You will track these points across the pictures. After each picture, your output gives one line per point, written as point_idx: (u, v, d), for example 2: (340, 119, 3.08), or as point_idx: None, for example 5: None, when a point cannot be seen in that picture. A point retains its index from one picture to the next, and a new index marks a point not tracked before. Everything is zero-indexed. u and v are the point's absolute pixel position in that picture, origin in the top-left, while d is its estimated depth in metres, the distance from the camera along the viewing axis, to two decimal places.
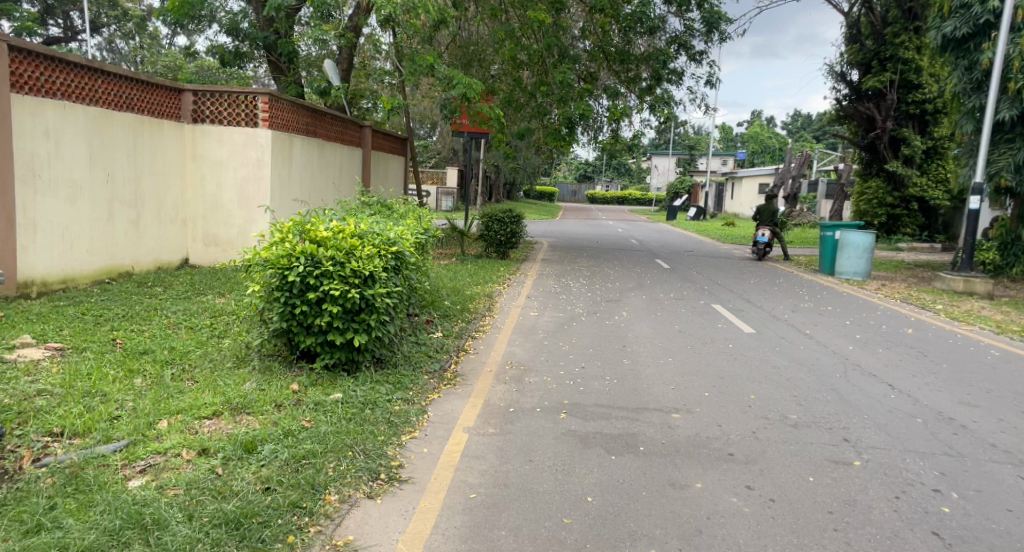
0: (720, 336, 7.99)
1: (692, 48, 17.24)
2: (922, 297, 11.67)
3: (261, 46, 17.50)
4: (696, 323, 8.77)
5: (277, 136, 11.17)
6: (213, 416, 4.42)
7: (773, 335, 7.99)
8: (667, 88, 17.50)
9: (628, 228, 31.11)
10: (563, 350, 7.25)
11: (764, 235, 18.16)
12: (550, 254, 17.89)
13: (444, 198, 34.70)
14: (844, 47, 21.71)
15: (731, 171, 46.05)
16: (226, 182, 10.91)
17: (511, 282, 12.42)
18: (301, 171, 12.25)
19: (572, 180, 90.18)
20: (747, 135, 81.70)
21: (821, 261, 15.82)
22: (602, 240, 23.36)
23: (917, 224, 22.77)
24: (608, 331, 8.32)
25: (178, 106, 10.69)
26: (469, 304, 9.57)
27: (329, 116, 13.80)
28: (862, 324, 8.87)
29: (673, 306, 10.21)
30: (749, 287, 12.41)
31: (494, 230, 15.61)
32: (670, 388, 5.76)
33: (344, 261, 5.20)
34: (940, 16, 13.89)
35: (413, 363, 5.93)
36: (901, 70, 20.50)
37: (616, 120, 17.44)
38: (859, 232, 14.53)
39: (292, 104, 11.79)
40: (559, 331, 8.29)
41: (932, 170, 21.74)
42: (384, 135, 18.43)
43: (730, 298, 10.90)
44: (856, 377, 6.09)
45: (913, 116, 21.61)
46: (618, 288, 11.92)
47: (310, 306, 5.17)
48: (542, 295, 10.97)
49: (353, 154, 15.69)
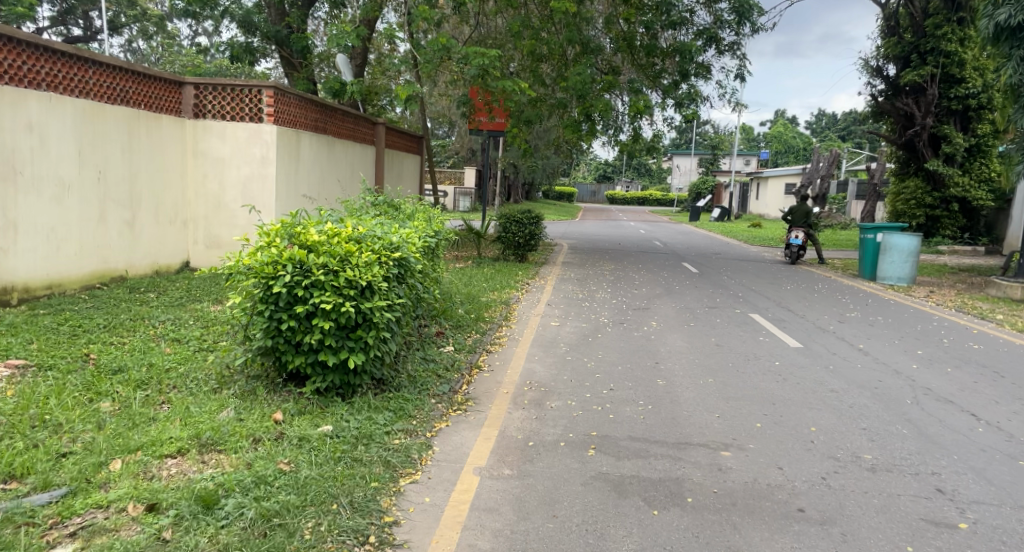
0: (764, 352, 7.20)
1: (722, 41, 16.37)
2: (978, 307, 10.86)
3: (273, 41, 16.90)
4: (734, 336, 7.98)
5: (283, 132, 10.52)
6: (177, 454, 3.67)
7: (824, 352, 7.19)
8: (695, 83, 16.60)
9: (651, 229, 30.34)
10: (589, 368, 6.50)
11: (797, 237, 17.25)
12: (571, 257, 17.18)
13: (462, 198, 34.21)
14: (881, 41, 20.78)
15: (755, 171, 44.92)
16: (230, 182, 10.29)
17: (530, 288, 11.70)
18: (309, 170, 11.60)
19: (592, 180, 89.40)
20: (770, 135, 80.46)
21: (860, 265, 14.93)
22: (625, 242, 22.62)
23: (957, 226, 21.64)
24: (639, 344, 7.57)
25: (179, 100, 10.08)
26: (483, 313, 8.81)
27: (339, 111, 13.13)
28: (918, 339, 8.05)
29: (707, 315, 9.41)
30: (787, 294, 11.57)
31: (512, 231, 14.89)
32: (715, 417, 4.99)
33: (337, 270, 4.45)
34: (992, 4, 12.99)
35: (419, 385, 5.20)
36: (943, 64, 19.55)
37: (639, 117, 16.61)
38: (903, 235, 13.68)
39: (300, 99, 11.17)
40: (584, 345, 7.54)
41: (974, 169, 20.79)
42: (399, 133, 17.81)
43: (767, 307, 10.09)
44: (931, 405, 5.31)
45: (955, 112, 20.59)
46: (645, 295, 11.15)
47: (299, 321, 4.41)
48: (563, 303, 10.23)
49: (366, 152, 15.05)
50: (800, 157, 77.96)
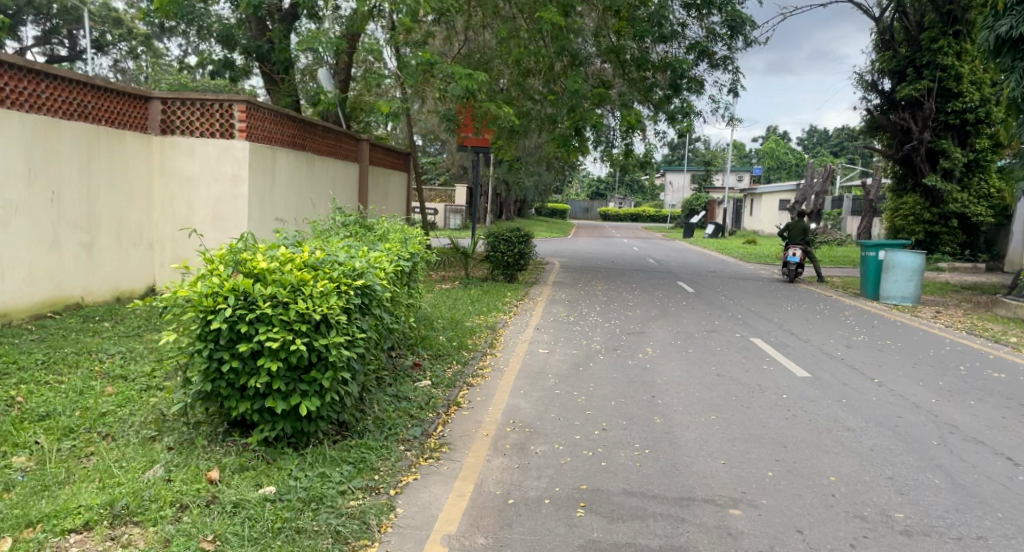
0: (770, 382, 6.64)
1: (714, 55, 15.96)
2: (989, 329, 10.38)
3: (255, 57, 16.41)
4: (736, 364, 7.43)
5: (257, 149, 9.97)
6: (82, 529, 3.09)
7: (834, 382, 6.63)
8: (687, 98, 16.19)
9: (644, 246, 29.87)
10: (578, 404, 5.92)
11: (795, 255, 16.78)
12: (563, 276, 16.65)
13: (453, 216, 33.76)
14: (875, 55, 20.43)
15: (749, 186, 44.59)
16: (199, 201, 9.71)
17: (519, 310, 11.12)
18: (285, 188, 11.05)
19: (585, 197, 89.28)
20: (763, 152, 80.50)
21: (862, 284, 14.44)
22: (618, 260, 22.11)
23: (957, 242, 21.23)
24: (634, 374, 7.01)
25: (144, 115, 9.52)
26: (466, 340, 8.19)
27: (318, 127, 12.61)
28: (933, 366, 7.53)
29: (705, 339, 8.86)
30: (788, 315, 11.03)
31: (501, 250, 14.32)
32: (720, 464, 4.41)
33: (287, 302, 3.84)
34: (993, 14, 12.62)
35: (386, 429, 4.59)
36: (939, 77, 19.19)
37: (631, 133, 16.17)
38: (906, 252, 13.22)
39: (275, 113, 10.62)
40: (573, 376, 6.94)
41: (973, 185, 20.35)
42: (384, 150, 17.33)
43: (769, 331, 9.55)
44: (961, 447, 4.78)
45: (952, 127, 20.21)
46: (640, 317, 10.58)
47: (243, 361, 3.79)
48: (553, 327, 9.65)
49: (349, 170, 14.52)
50: (792, 172, 78.00)
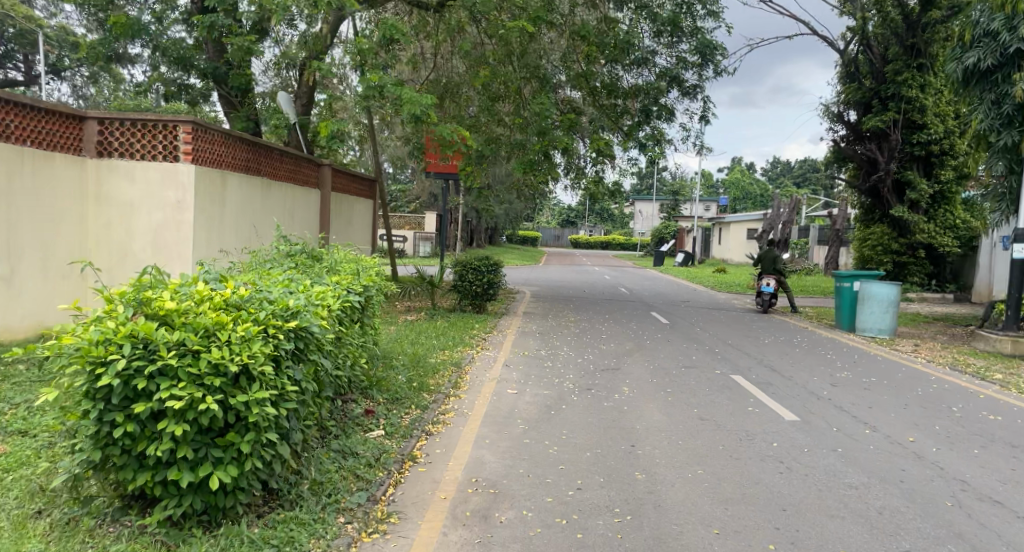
0: (758, 428, 6.09)
1: (684, 83, 15.68)
2: (972, 365, 10.04)
3: (211, 79, 15.70)
4: (720, 406, 6.88)
5: (204, 173, 9.30)
6: None
7: (827, 428, 6.12)
8: (657, 125, 15.84)
9: (615, 275, 29.51)
10: (550, 457, 5.29)
11: (769, 285, 16.46)
12: (534, 306, 16.09)
13: (422, 243, 33.20)
14: (841, 86, 20.46)
15: (717, 215, 44.68)
16: (139, 228, 9.04)
17: (487, 344, 10.48)
18: (236, 214, 10.37)
19: (555, 225, 89.47)
20: (729, 181, 81.52)
21: (837, 316, 14.12)
22: (589, 289, 21.66)
23: (925, 273, 21.16)
24: (611, 418, 6.41)
25: (78, 136, 8.79)
26: (427, 381, 7.46)
27: (274, 150, 11.96)
28: (925, 407, 7.06)
29: (684, 377, 8.31)
30: (766, 350, 10.58)
31: (469, 279, 13.70)
32: (715, 535, 3.85)
33: (198, 350, 3.17)
34: (960, 46, 12.54)
35: (325, 495, 3.91)
36: (905, 109, 19.26)
37: (601, 160, 15.79)
38: (882, 283, 12.93)
39: (225, 133, 9.95)
40: (545, 421, 6.31)
41: (939, 217, 20.27)
42: (349, 176, 16.70)
43: (750, 367, 9.04)
44: (978, 508, 4.29)
45: (918, 157, 20.20)
46: (614, 352, 10.01)
47: (140, 425, 3.09)
48: (522, 363, 9.01)
49: (309, 196, 13.86)
50: (757, 202, 79.05)
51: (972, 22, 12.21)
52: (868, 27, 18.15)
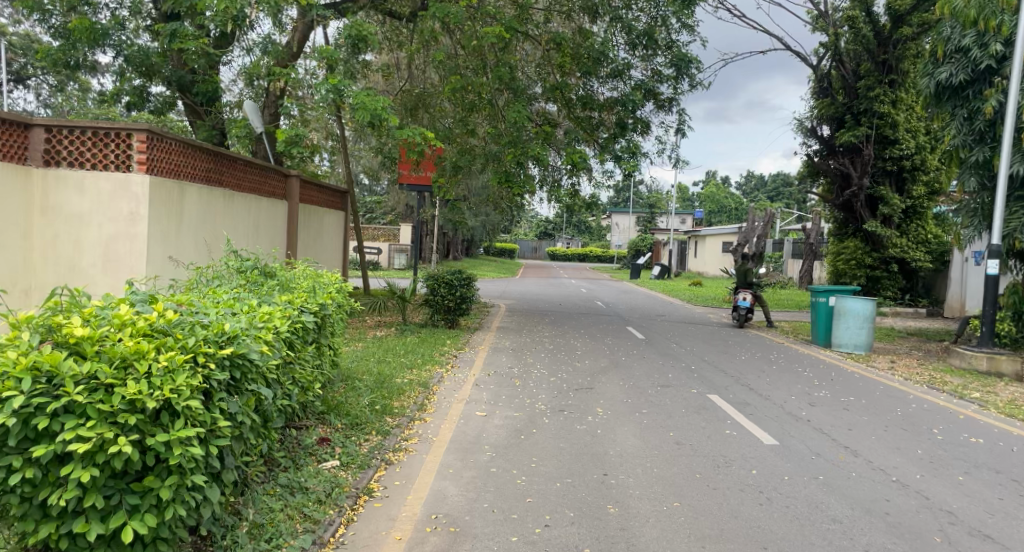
0: (736, 453, 5.84)
1: (660, 96, 15.54)
2: (949, 382, 9.91)
3: (176, 88, 15.22)
4: (697, 429, 6.62)
5: (160, 184, 9.01)
6: None
7: (807, 453, 5.90)
8: (632, 138, 15.67)
9: (591, 288, 29.31)
10: (519, 489, 4.99)
11: (745, 300, 16.32)
12: (508, 320, 15.78)
13: (397, 255, 32.80)
14: (814, 102, 20.48)
15: (693, 228, 44.78)
16: (89, 242, 8.76)
17: (457, 361, 10.16)
18: (195, 227, 10.04)
19: (532, 237, 89.41)
20: (704, 195, 82.09)
21: (813, 331, 13.99)
22: (565, 302, 21.40)
23: (898, 287, 21.18)
24: (583, 443, 6.11)
25: (24, 145, 8.45)
26: (391, 403, 7.10)
27: (238, 161, 11.61)
28: (906, 429, 6.87)
29: (659, 396, 8.06)
30: (742, 367, 10.38)
31: (441, 294, 13.35)
32: None
33: (112, 384, 2.93)
34: (932, 61, 12.45)
35: (262, 541, 3.62)
36: (877, 125, 19.33)
37: (575, 173, 15.59)
38: (857, 298, 12.82)
39: (183, 144, 9.68)
40: (513, 447, 5.99)
41: (911, 231, 20.35)
42: (318, 188, 16.33)
43: (727, 386, 8.81)
44: (967, 544, 4.08)
45: (891, 173, 20.23)
46: (588, 370, 9.72)
47: (43, 470, 2.81)
48: (494, 383, 8.69)
49: (276, 207, 13.50)
50: (732, 216, 79.75)
51: (944, 38, 12.18)
52: (840, 43, 18.24)
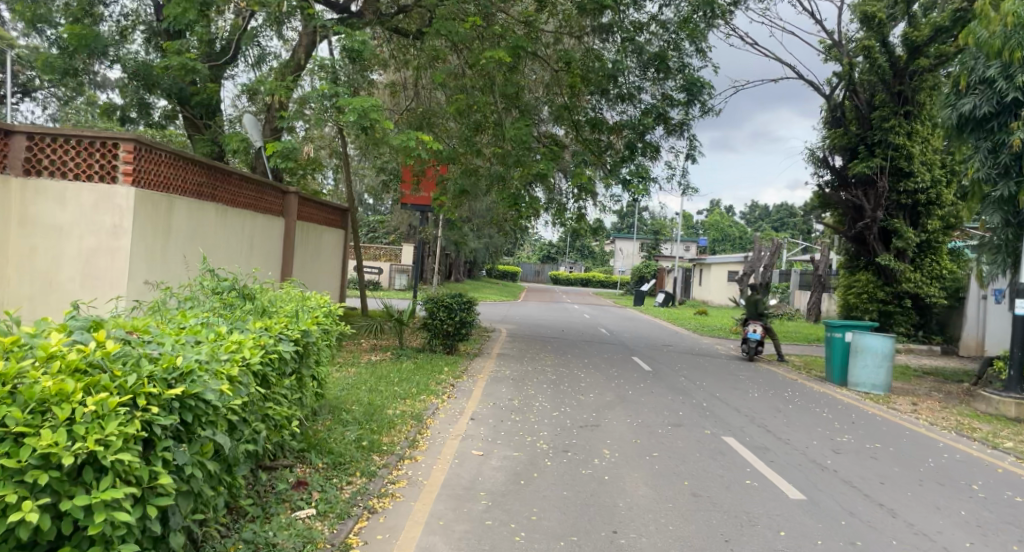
0: (760, 509, 5.26)
1: (671, 120, 15.03)
2: (978, 428, 9.30)
3: (174, 100, 14.77)
4: (714, 477, 6.02)
5: (146, 198, 8.53)
6: None
7: (838, 510, 5.32)
8: (642, 162, 15.13)
9: (595, 314, 28.66)
10: (517, 548, 4.41)
11: (756, 332, 15.72)
12: (509, 346, 15.21)
13: (398, 275, 32.34)
14: (826, 132, 19.98)
15: (699, 257, 44.26)
16: (67, 256, 8.30)
17: (455, 391, 9.58)
18: (184, 243, 9.57)
19: (536, 260, 89.01)
20: (709, 223, 81.66)
21: (828, 368, 13.38)
22: (568, 329, 20.81)
23: (911, 323, 20.42)
24: (590, 491, 5.53)
25: (4, 153, 8.16)
26: (379, 439, 6.53)
27: (233, 175, 11.14)
28: (942, 484, 6.27)
29: (670, 437, 7.46)
30: (757, 406, 9.78)
31: (440, 318, 12.78)
32: None
33: (24, 435, 2.43)
34: (955, 92, 11.92)
35: None
36: (892, 156, 18.82)
37: (582, 197, 15.09)
38: (876, 335, 12.25)
39: (174, 155, 9.19)
40: (512, 494, 5.40)
41: (925, 266, 19.68)
42: (317, 205, 15.85)
43: (742, 427, 8.22)
44: None
45: (905, 206, 19.63)
46: (594, 404, 9.13)
47: None
48: (492, 417, 8.09)
49: (272, 224, 13.02)
50: (736, 245, 79.34)
51: (968, 68, 11.63)
52: (855, 73, 17.85)
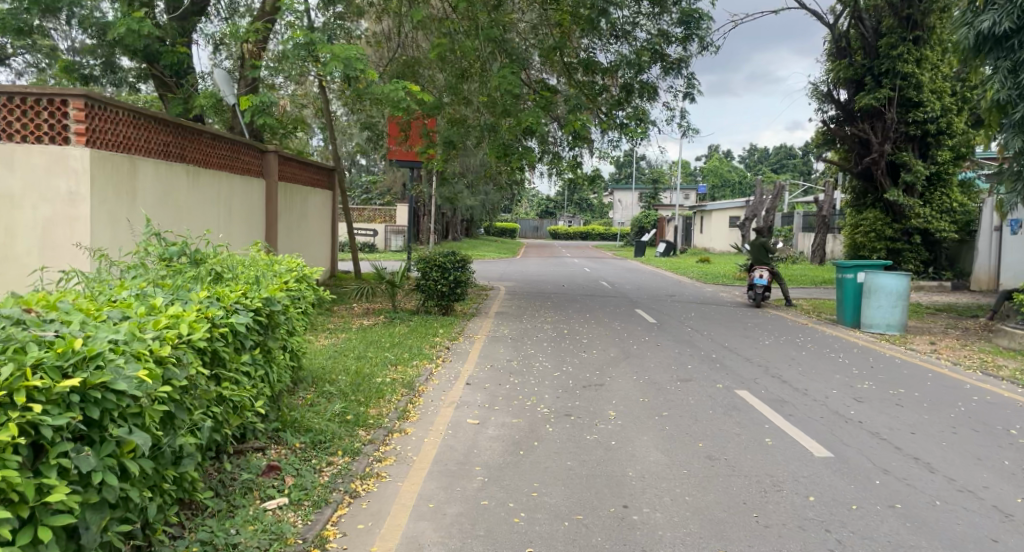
0: (784, 472, 4.73)
1: (667, 57, 14.20)
2: (1004, 367, 8.79)
3: (142, 59, 13.92)
4: (730, 437, 5.51)
5: (104, 160, 7.89)
6: None
7: (871, 468, 4.80)
8: (640, 105, 14.39)
9: (595, 267, 28.05)
10: (516, 532, 3.89)
11: (762, 277, 15.16)
12: (507, 304, 14.66)
13: (393, 237, 31.67)
14: (830, 64, 19.09)
15: (699, 204, 43.50)
16: (23, 225, 7.72)
17: (449, 354, 9.05)
18: (154, 208, 8.96)
19: (534, 216, 88.05)
20: (707, 169, 80.48)
21: (839, 310, 12.84)
22: (568, 283, 20.27)
23: (920, 260, 19.84)
24: (595, 460, 5.01)
25: None
26: (366, 412, 6.00)
27: (203, 135, 10.45)
28: (978, 431, 5.75)
29: (680, 394, 6.95)
30: (770, 354, 9.26)
31: (433, 278, 12.21)
32: None
33: None
34: (972, 10, 11.08)
35: None
36: (900, 86, 17.98)
37: (577, 145, 14.38)
38: (889, 274, 11.66)
39: (133, 113, 8.52)
40: (510, 468, 4.89)
41: (935, 200, 18.98)
42: (300, 165, 15.15)
43: (756, 378, 7.70)
44: None
45: (914, 138, 18.83)
46: (598, 361, 8.61)
47: None
48: (489, 381, 7.56)
49: (251, 187, 12.34)
50: (736, 191, 78.48)
51: None
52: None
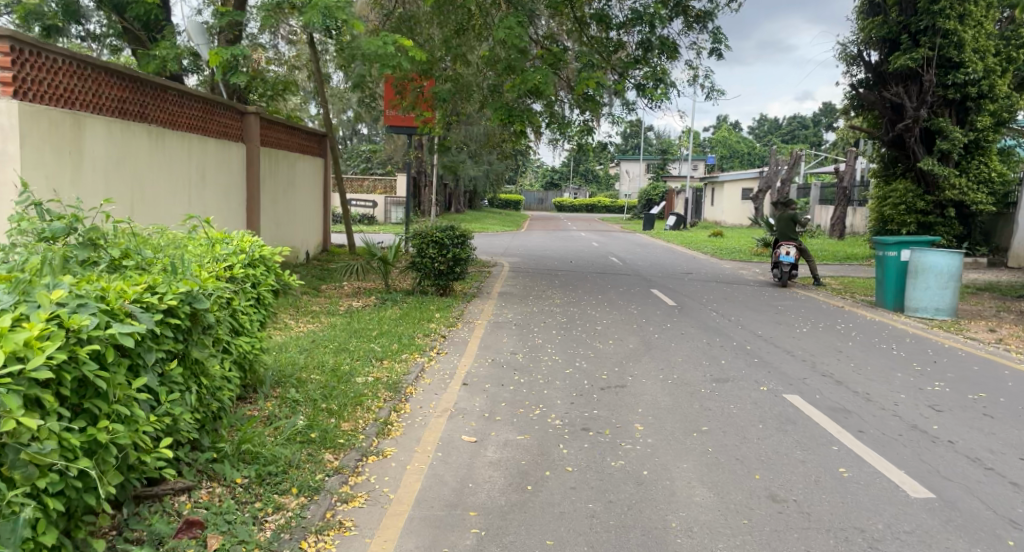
0: (879, 524, 3.57)
1: (690, 11, 12.81)
2: None
3: (111, 9, 12.60)
4: (793, 466, 4.34)
5: (39, 115, 6.68)
6: None
7: (995, 518, 3.62)
8: (659, 63, 13.01)
9: (603, 241, 26.79)
10: None
11: (788, 255, 13.88)
12: (510, 283, 13.46)
13: (393, 208, 30.40)
14: (863, 22, 17.74)
15: (710, 175, 42.04)
16: None
17: (443, 345, 7.86)
18: (106, 173, 7.75)
19: (538, 187, 86.36)
20: (716, 140, 78.57)
21: (879, 291, 11.58)
22: (574, 259, 19.04)
23: (953, 234, 18.25)
24: (626, 502, 3.85)
25: None
26: (337, 427, 4.81)
27: (167, 90, 9.18)
28: None
29: (719, 400, 5.76)
30: (814, 346, 8.04)
31: (429, 255, 10.98)
32: None
33: None
34: None
35: None
36: (939, 45, 16.52)
37: (587, 108, 13.07)
38: (940, 252, 10.37)
39: (73, 59, 7.24)
40: (517, 512, 3.74)
41: (972, 169, 17.50)
42: (286, 129, 13.86)
43: (805, 379, 6.50)
44: None
45: (952, 102, 17.28)
46: (616, 355, 7.43)
47: None
48: (488, 380, 6.39)
49: (228, 151, 11.08)
50: (744, 161, 76.81)
51: None
52: None
